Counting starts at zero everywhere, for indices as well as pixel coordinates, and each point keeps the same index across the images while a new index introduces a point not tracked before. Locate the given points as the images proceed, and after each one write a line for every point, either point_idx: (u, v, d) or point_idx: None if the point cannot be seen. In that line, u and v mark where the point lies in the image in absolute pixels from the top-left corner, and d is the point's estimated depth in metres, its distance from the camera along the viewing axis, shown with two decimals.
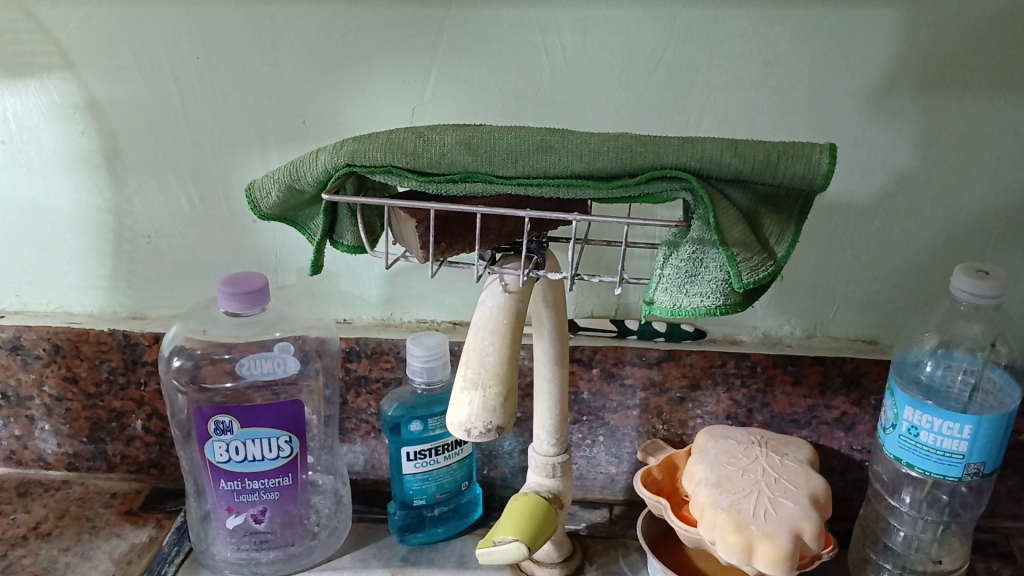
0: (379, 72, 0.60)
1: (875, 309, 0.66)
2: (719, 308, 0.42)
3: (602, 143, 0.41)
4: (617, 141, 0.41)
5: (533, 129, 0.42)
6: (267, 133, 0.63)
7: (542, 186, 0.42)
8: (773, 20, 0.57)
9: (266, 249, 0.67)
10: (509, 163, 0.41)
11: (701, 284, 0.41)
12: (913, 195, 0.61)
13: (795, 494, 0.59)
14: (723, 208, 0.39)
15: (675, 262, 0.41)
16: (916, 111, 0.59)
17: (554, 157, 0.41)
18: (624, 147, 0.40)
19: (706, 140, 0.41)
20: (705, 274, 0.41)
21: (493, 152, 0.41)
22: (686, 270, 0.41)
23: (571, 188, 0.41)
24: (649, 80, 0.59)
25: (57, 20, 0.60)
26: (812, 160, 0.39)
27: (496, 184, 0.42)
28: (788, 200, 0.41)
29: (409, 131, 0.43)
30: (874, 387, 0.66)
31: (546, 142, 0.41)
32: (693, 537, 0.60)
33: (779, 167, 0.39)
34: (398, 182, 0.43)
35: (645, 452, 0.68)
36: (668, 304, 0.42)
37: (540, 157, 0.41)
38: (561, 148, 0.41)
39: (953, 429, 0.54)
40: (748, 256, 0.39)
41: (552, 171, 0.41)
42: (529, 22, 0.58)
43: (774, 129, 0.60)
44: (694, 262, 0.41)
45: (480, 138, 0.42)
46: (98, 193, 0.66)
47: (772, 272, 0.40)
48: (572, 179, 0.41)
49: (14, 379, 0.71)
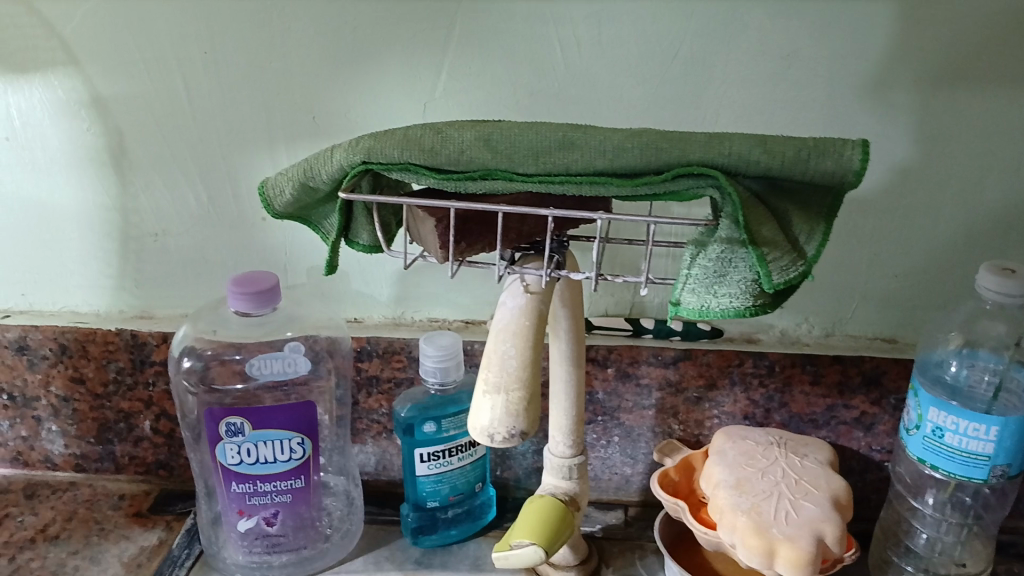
0: (389, 67, 0.59)
1: (896, 307, 0.65)
2: (748, 309, 0.41)
3: (624, 140, 0.39)
4: (640, 138, 0.40)
5: (554, 124, 0.41)
6: (276, 130, 0.62)
7: (563, 183, 0.41)
8: (791, 13, 0.56)
9: (276, 248, 0.66)
10: (529, 160, 0.40)
11: (729, 285, 0.40)
12: (937, 191, 0.60)
13: (816, 496, 0.58)
14: (751, 207, 0.38)
15: (703, 261, 0.40)
16: (939, 105, 0.57)
17: (576, 154, 0.40)
18: (647, 144, 0.39)
19: (734, 137, 0.39)
20: (735, 275, 0.40)
21: (512, 148, 0.40)
22: (715, 271, 0.40)
23: (594, 186, 0.40)
24: (664, 75, 0.58)
25: (61, 15, 0.59)
26: (843, 157, 0.38)
27: (516, 181, 0.41)
28: (818, 198, 0.40)
29: (426, 128, 0.42)
30: (893, 387, 0.65)
31: (567, 139, 0.40)
32: (713, 541, 0.59)
33: (810, 165, 0.38)
34: (415, 180, 0.42)
35: (661, 453, 0.66)
36: (695, 305, 0.41)
37: (561, 154, 0.40)
38: (582, 145, 0.40)
39: (979, 430, 0.53)
40: (778, 255, 0.39)
41: (574, 169, 0.40)
42: (542, 16, 0.57)
43: (792, 124, 0.59)
44: (723, 261, 0.39)
45: (499, 134, 0.41)
46: (104, 191, 0.65)
47: (803, 271, 0.39)
48: (596, 176, 0.40)
49: (19, 379, 0.70)
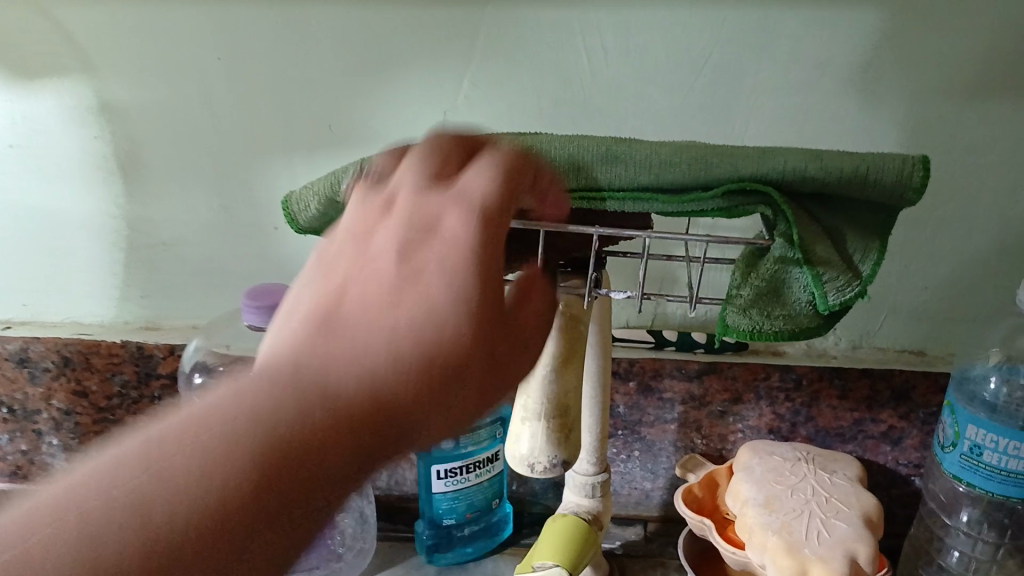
0: (411, 75, 0.57)
1: (926, 320, 0.62)
2: (801, 331, 0.39)
3: (672, 153, 0.38)
4: (688, 152, 0.38)
5: (596, 137, 0.39)
6: (292, 139, 0.60)
7: (605, 199, 0.39)
8: (827, 20, 0.54)
9: (289, 258, 0.64)
10: (569, 174, 0.39)
11: (783, 305, 0.39)
12: (974, 204, 0.58)
13: (847, 514, 0.57)
14: (806, 224, 0.37)
15: (755, 282, 0.39)
16: (976, 116, 0.56)
17: (620, 168, 0.38)
18: (696, 159, 0.37)
19: (786, 152, 0.38)
20: (789, 294, 0.38)
21: (552, 162, 0.38)
22: (767, 291, 0.38)
23: (637, 203, 0.38)
24: (694, 83, 0.56)
25: (69, 18, 0.57)
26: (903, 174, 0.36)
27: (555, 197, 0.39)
28: (872, 216, 0.38)
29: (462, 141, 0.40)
30: (922, 401, 0.63)
31: (611, 152, 0.38)
32: (740, 561, 0.58)
33: (868, 181, 0.36)
34: None
35: (684, 468, 0.65)
36: (747, 327, 0.39)
37: (605, 168, 0.38)
38: (628, 159, 0.38)
39: (1019, 449, 0.51)
40: (835, 275, 0.37)
41: (617, 184, 0.38)
42: (571, 22, 0.55)
43: (826, 134, 0.57)
44: (775, 281, 0.38)
45: (538, 147, 0.39)
46: (111, 199, 0.63)
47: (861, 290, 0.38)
48: (640, 193, 0.38)
49: (20, 393, 0.68)
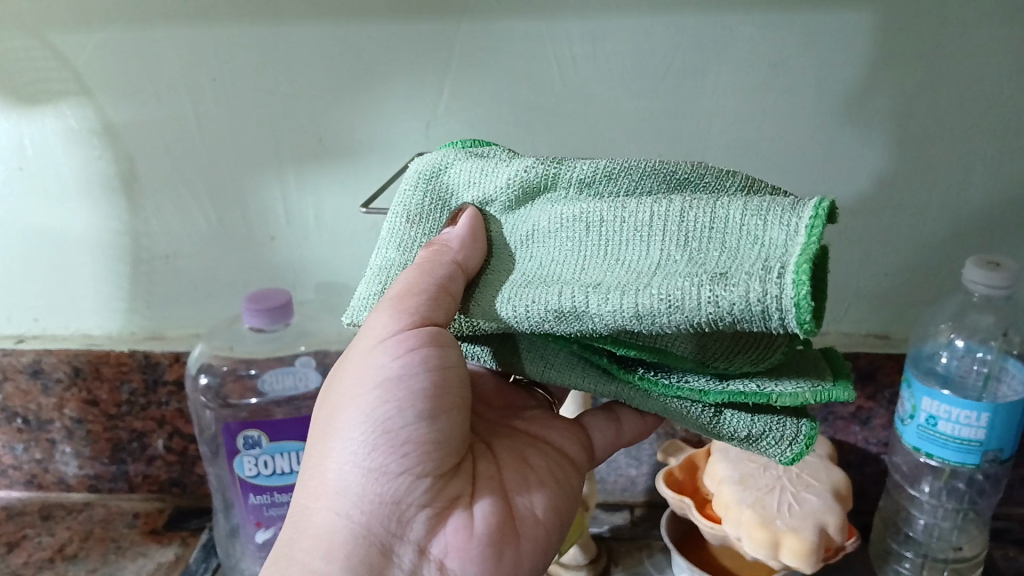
0: (393, 90, 0.61)
1: (887, 305, 0.66)
2: (799, 270, 0.30)
3: (443, 160, 0.44)
4: (455, 144, 0.46)
5: (409, 211, 0.43)
6: (283, 150, 0.64)
7: (492, 305, 0.38)
8: (780, 25, 0.56)
9: (284, 266, 0.69)
10: (404, 240, 0.43)
11: (748, 248, 0.33)
12: (925, 191, 0.61)
13: (817, 488, 0.61)
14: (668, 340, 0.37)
15: (733, 231, 0.34)
16: (923, 110, 0.58)
17: (431, 225, 0.43)
18: (455, 189, 0.43)
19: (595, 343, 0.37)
20: (743, 252, 0.33)
21: (402, 228, 0.43)
22: (720, 221, 0.34)
23: (533, 234, 0.40)
24: (658, 88, 0.59)
25: (73, 46, 0.60)
26: (724, 217, 0.34)
27: (460, 310, 0.40)
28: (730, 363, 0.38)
29: (393, 222, 0.43)
30: (888, 381, 0.67)
31: (410, 205, 0.43)
32: (718, 535, 0.62)
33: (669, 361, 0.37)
34: (383, 268, 0.43)
35: (665, 453, 0.68)
36: (782, 222, 0.33)
37: (474, 168, 0.43)
38: (436, 195, 0.43)
39: (970, 417, 0.55)
40: (737, 413, 0.40)
41: (461, 198, 0.43)
42: (540, 35, 0.58)
43: (787, 132, 0.60)
44: (737, 248, 0.33)
45: (399, 223, 0.43)
46: (114, 217, 0.67)
47: (799, 453, 0.40)
48: (522, 184, 0.41)
49: (34, 404, 0.74)
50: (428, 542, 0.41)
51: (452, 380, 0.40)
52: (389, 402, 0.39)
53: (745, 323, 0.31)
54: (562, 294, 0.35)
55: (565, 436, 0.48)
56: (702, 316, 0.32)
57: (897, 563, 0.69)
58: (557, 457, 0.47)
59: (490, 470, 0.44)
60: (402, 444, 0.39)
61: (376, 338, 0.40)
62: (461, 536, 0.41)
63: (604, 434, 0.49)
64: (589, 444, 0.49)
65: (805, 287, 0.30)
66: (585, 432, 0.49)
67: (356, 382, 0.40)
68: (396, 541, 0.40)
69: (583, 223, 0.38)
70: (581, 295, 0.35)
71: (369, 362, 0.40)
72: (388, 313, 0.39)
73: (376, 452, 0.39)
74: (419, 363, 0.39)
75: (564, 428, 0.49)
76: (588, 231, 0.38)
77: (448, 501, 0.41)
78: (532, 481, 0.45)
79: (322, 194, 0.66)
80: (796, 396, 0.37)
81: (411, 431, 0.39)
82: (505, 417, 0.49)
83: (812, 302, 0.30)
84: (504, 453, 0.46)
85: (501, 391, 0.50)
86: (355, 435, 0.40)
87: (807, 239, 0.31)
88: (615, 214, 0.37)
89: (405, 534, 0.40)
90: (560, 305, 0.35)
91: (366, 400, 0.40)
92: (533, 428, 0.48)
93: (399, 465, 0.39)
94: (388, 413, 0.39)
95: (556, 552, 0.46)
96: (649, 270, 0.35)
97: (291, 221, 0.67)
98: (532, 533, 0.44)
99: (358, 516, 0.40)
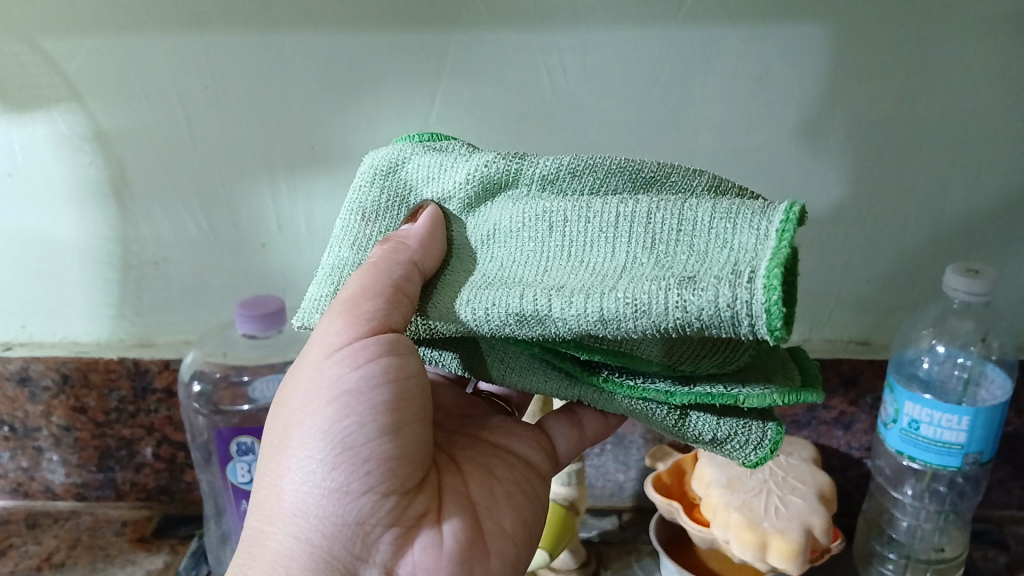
0: (384, 99, 0.61)
1: (868, 312, 0.67)
2: (768, 273, 0.31)
3: (400, 153, 0.44)
4: (413, 137, 0.46)
5: (360, 209, 0.44)
6: (275, 155, 0.64)
7: (451, 308, 0.39)
8: (762, 36, 0.57)
9: (276, 273, 0.69)
10: (358, 237, 0.44)
11: (717, 252, 0.34)
12: (905, 199, 0.63)
13: (803, 491, 0.62)
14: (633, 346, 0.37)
15: (704, 232, 0.35)
16: (902, 120, 0.60)
17: (388, 222, 0.44)
18: (415, 183, 0.44)
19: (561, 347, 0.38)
20: (710, 258, 0.34)
21: (355, 226, 0.44)
22: (688, 224, 0.35)
23: (495, 233, 0.41)
24: (645, 98, 0.60)
25: (65, 53, 0.61)
26: (692, 220, 0.35)
27: (419, 312, 0.41)
28: (699, 367, 0.38)
29: (347, 220, 0.44)
30: (869, 385, 0.68)
31: (366, 203, 0.44)
32: (707, 538, 0.62)
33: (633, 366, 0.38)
34: (337, 266, 0.43)
35: (653, 458, 0.69)
36: (755, 225, 0.34)
37: (433, 162, 0.43)
38: (395, 192, 0.44)
39: (951, 421, 0.57)
40: (703, 416, 0.40)
41: (421, 194, 0.44)
42: (530, 47, 0.59)
43: (773, 143, 0.61)
44: (708, 250, 0.34)
45: (353, 220, 0.44)
46: (103, 222, 0.67)
47: (763, 457, 0.41)
48: (480, 178, 0.41)
49: (21, 411, 0.73)
50: (394, 562, 0.41)
51: (411, 390, 0.40)
52: (348, 416, 0.39)
53: (713, 328, 0.32)
54: (525, 297, 0.36)
55: (527, 444, 0.49)
56: (669, 321, 0.32)
57: (880, 565, 0.71)
58: (520, 467, 0.48)
59: (457, 483, 0.45)
60: (363, 461, 0.39)
61: (331, 348, 0.40)
62: (430, 554, 0.41)
63: (568, 440, 0.51)
64: (552, 449, 0.50)
65: (777, 292, 0.30)
66: (547, 437, 0.50)
67: (310, 396, 0.40)
68: (361, 564, 0.40)
69: (547, 223, 0.39)
70: (544, 298, 0.35)
71: (324, 375, 0.40)
72: (343, 320, 0.40)
73: (335, 471, 0.39)
74: (377, 374, 0.39)
75: (525, 435, 0.50)
76: (551, 232, 0.38)
77: (412, 521, 0.41)
78: (499, 496, 0.46)
79: (313, 199, 0.66)
80: (763, 397, 0.38)
81: (372, 447, 0.39)
82: (467, 426, 0.50)
83: (782, 307, 0.31)
84: (469, 465, 0.46)
85: (461, 404, 0.52)
86: (312, 452, 0.39)
87: (777, 243, 0.32)
88: (580, 214, 0.38)
89: (371, 556, 0.40)
90: (522, 307, 0.36)
91: (324, 414, 0.39)
92: (495, 437, 0.49)
93: (362, 484, 0.39)
94: (348, 428, 0.39)
95: (525, 566, 0.46)
96: (616, 272, 0.35)
97: (282, 227, 0.67)
98: (500, 549, 0.44)
99: (318, 538, 0.39)
